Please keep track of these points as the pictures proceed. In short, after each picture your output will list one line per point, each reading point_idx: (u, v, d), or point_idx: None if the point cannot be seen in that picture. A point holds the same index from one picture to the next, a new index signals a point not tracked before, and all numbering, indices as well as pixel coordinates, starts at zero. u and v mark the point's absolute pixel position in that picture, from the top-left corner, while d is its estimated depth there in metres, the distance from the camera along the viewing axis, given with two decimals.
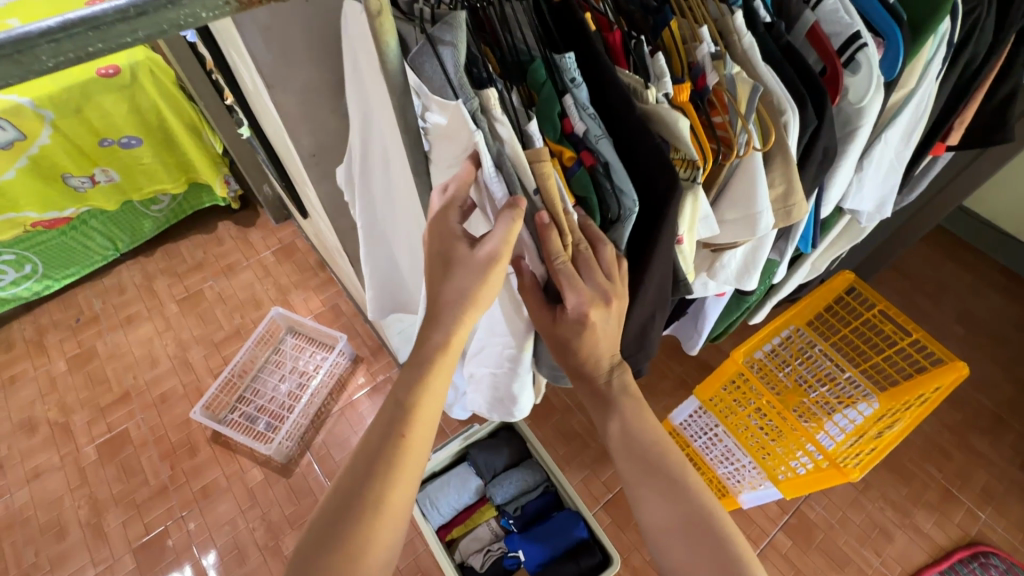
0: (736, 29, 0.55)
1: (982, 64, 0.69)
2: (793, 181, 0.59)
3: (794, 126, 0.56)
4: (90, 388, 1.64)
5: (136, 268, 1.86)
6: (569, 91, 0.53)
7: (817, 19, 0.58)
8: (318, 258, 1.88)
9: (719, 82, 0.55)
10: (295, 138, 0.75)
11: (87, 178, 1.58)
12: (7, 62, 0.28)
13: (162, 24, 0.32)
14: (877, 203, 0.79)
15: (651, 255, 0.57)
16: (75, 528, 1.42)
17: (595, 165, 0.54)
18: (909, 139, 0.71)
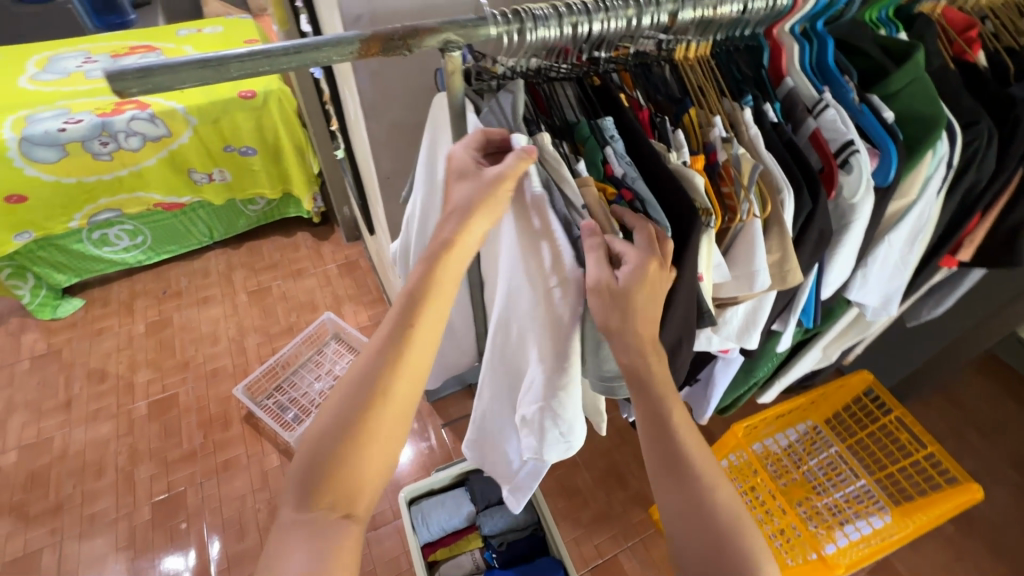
0: (745, 122, 0.65)
1: (984, 191, 0.77)
2: (788, 250, 0.65)
3: (790, 204, 0.62)
4: (158, 352, 1.85)
5: (222, 257, 2.12)
6: (609, 144, 0.61)
7: (818, 126, 0.66)
8: (375, 278, 2.07)
9: (728, 159, 0.62)
10: (377, 160, 0.92)
11: (207, 174, 1.88)
12: (210, 70, 0.40)
13: (309, 61, 0.43)
14: (883, 299, 0.84)
15: (679, 278, 0.60)
16: (112, 471, 1.57)
17: (633, 201, 0.60)
18: (913, 243, 0.77)
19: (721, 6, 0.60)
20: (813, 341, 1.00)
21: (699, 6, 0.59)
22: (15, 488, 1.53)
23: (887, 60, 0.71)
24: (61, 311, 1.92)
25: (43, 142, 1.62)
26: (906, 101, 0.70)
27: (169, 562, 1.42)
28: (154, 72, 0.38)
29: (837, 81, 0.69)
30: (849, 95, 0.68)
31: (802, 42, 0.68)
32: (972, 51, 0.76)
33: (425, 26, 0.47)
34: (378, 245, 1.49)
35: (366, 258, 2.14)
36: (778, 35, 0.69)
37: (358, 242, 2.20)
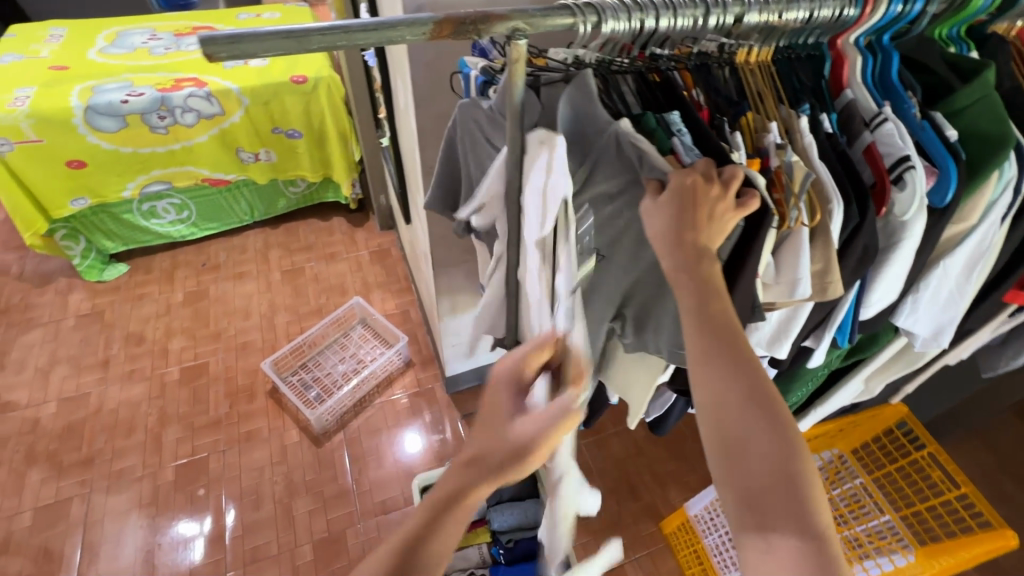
0: (801, 129, 0.63)
1: None
2: (832, 261, 0.63)
3: (839, 215, 0.61)
4: (193, 321, 1.91)
5: (261, 235, 2.19)
6: (676, 136, 0.60)
7: (874, 139, 0.65)
8: (405, 267, 2.10)
9: (780, 165, 0.60)
10: (422, 149, 0.93)
11: (253, 153, 1.93)
12: (292, 41, 0.41)
13: (384, 39, 0.44)
14: (934, 330, 0.80)
15: (743, 271, 0.61)
16: (141, 431, 1.63)
17: None
18: (971, 273, 0.74)
19: (787, 13, 0.59)
20: (856, 372, 0.98)
21: (764, 11, 0.59)
22: (52, 438, 1.61)
23: (954, 77, 0.70)
24: (107, 275, 2.01)
25: (107, 112, 1.70)
26: (971, 120, 0.67)
27: (187, 525, 1.46)
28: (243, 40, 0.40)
29: (898, 96, 0.67)
30: (909, 111, 0.67)
31: (864, 55, 0.68)
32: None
33: (495, 13, 0.47)
34: (413, 234, 1.51)
35: (397, 247, 2.18)
36: (841, 45, 0.69)
37: (391, 231, 2.24)
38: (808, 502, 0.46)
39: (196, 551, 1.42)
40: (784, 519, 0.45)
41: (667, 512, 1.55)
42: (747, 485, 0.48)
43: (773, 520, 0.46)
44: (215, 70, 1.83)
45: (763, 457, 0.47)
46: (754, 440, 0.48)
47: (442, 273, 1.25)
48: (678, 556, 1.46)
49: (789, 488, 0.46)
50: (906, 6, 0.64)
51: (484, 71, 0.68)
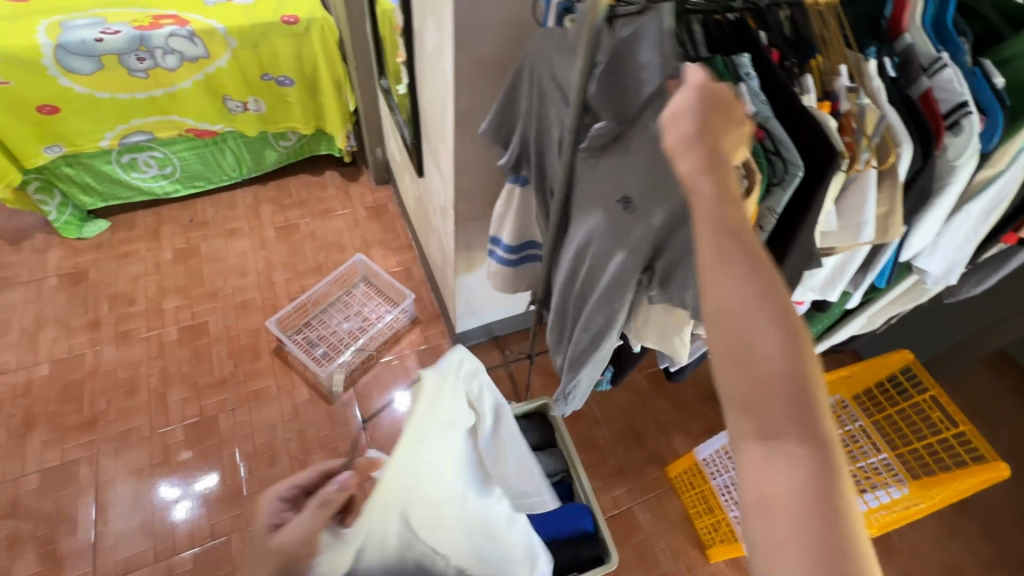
0: (869, 74, 0.63)
1: None
2: (897, 203, 0.65)
3: (907, 157, 0.61)
4: (186, 280, 1.84)
5: (250, 190, 2.09)
6: (743, 81, 0.59)
7: (932, 85, 0.65)
8: (404, 223, 2.05)
9: (850, 109, 0.61)
10: (458, 96, 0.89)
11: (241, 103, 1.81)
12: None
13: None
14: (947, 267, 0.79)
15: (802, 221, 0.61)
16: (144, 392, 1.59)
17: (764, 140, 0.58)
18: (988, 217, 0.73)
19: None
20: (865, 306, 1.01)
21: None
22: (50, 400, 1.56)
23: (1004, 26, 0.71)
24: (87, 232, 1.90)
25: (79, 52, 1.55)
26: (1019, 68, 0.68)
27: (164, 489, 1.45)
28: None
29: (952, 42, 0.67)
30: (963, 58, 0.67)
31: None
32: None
33: None
34: (423, 188, 1.46)
35: (394, 203, 2.12)
36: None
37: (386, 185, 2.17)
38: (817, 418, 0.40)
39: (181, 511, 1.42)
40: (784, 440, 0.39)
41: (671, 458, 1.63)
42: (749, 391, 0.41)
43: (775, 429, 0.40)
44: (196, 7, 1.69)
45: (769, 366, 0.41)
46: (761, 343, 0.41)
47: (462, 229, 1.21)
48: (682, 497, 1.55)
49: (799, 410, 0.40)
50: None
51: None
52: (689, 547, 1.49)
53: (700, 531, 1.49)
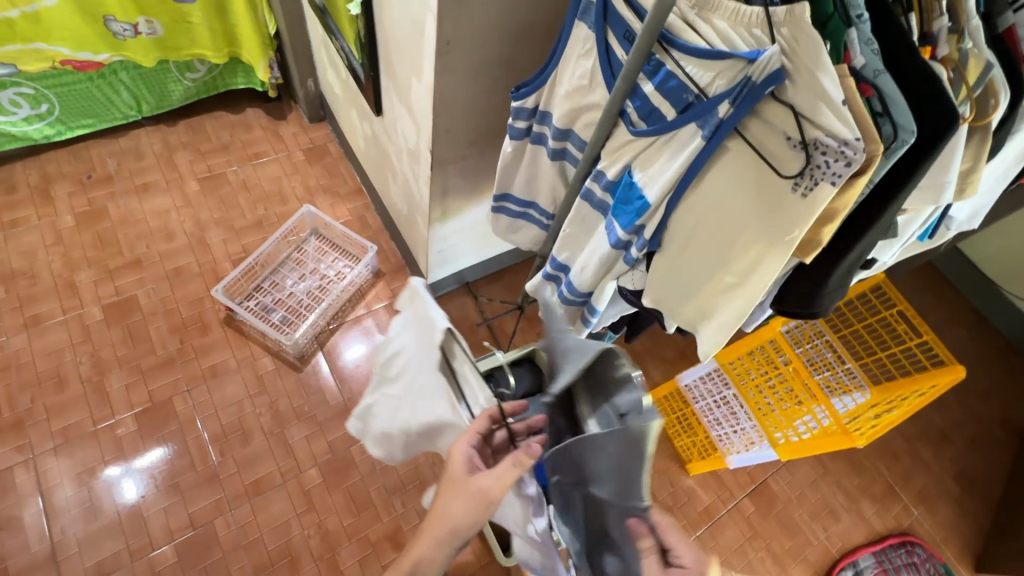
0: (968, 11, 0.63)
1: None
2: (980, 159, 0.67)
3: (1001, 108, 0.64)
4: (99, 249, 1.57)
5: (156, 135, 1.77)
6: (854, 25, 0.58)
7: (1015, 22, 0.66)
8: (350, 166, 1.83)
9: (949, 54, 0.63)
10: (441, 21, 0.76)
11: (130, 25, 1.48)
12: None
13: None
14: (971, 213, 0.86)
15: (907, 185, 0.62)
16: (76, 382, 1.39)
17: (872, 97, 0.58)
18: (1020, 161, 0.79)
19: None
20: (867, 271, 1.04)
21: None
22: None
23: None
24: None
25: None
26: None
27: (105, 471, 1.32)
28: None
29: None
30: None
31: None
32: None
33: None
34: (381, 128, 1.28)
35: (334, 143, 1.87)
36: None
37: (322, 123, 1.91)
38: None
39: (126, 491, 1.31)
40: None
41: (648, 385, 1.68)
42: None
43: None
44: None
45: None
46: None
47: (438, 176, 1.09)
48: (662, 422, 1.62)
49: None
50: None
51: None
52: (672, 465, 1.59)
53: (679, 449, 1.58)
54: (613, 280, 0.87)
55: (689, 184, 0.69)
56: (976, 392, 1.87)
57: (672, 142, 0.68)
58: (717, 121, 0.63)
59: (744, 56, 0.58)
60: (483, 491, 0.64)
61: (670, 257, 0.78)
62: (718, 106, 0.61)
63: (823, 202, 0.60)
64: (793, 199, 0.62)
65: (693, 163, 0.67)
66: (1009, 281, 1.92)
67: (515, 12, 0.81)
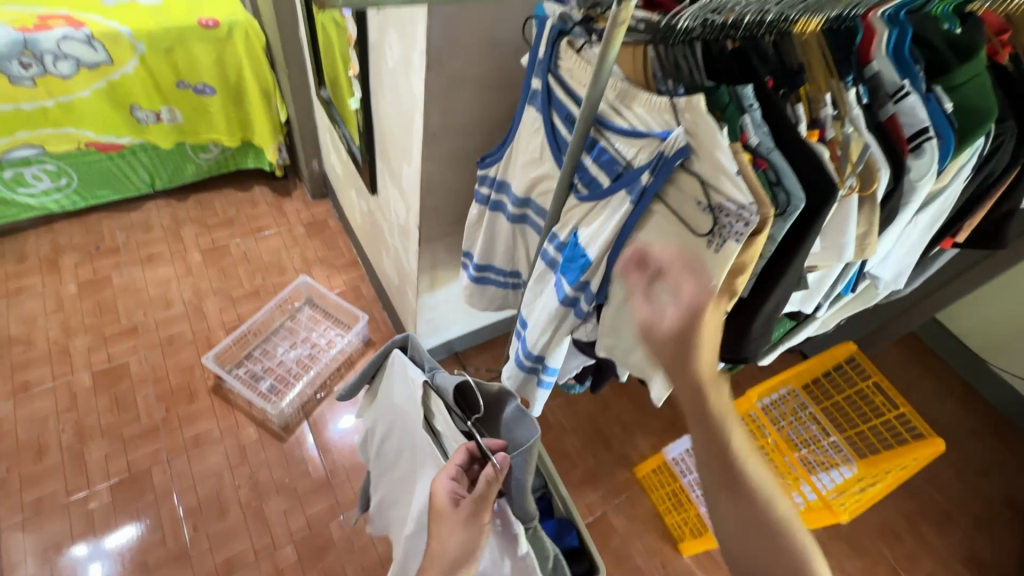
0: (850, 103, 0.66)
1: (998, 177, 0.82)
2: (875, 224, 0.69)
3: (884, 180, 0.67)
4: (97, 316, 1.62)
5: (166, 210, 1.88)
6: (747, 112, 0.62)
7: (897, 111, 0.69)
8: (347, 239, 1.92)
9: (836, 136, 0.66)
10: (427, 115, 0.86)
11: (153, 113, 1.63)
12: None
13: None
14: (896, 272, 0.90)
15: (803, 246, 0.66)
16: (55, 451, 1.38)
17: (766, 170, 0.62)
18: (931, 227, 0.82)
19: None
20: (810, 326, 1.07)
21: None
22: None
23: (950, 54, 0.73)
24: None
25: None
26: (966, 94, 0.71)
27: (72, 548, 1.27)
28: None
29: (911, 71, 0.69)
30: (921, 86, 0.70)
31: (891, 28, 0.69)
32: (1003, 54, 0.79)
33: None
34: (376, 205, 1.37)
35: (334, 218, 1.98)
36: (872, 18, 0.70)
37: (324, 200, 2.03)
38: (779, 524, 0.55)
39: (88, 573, 1.24)
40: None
41: (638, 458, 1.66)
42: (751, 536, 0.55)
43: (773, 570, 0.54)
44: (93, 6, 1.50)
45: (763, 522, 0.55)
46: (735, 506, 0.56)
47: (426, 249, 1.16)
48: (652, 496, 1.58)
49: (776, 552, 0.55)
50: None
51: (559, 18, 0.68)
52: (663, 545, 1.52)
53: (670, 526, 1.53)
54: (569, 335, 0.86)
55: (623, 245, 0.70)
56: (975, 468, 1.83)
57: (608, 207, 0.70)
58: (641, 188, 0.65)
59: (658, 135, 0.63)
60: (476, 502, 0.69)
61: (613, 312, 0.78)
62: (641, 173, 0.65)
63: (733, 256, 0.63)
64: (707, 255, 0.65)
65: (624, 225, 0.68)
66: (994, 354, 1.95)
67: (496, 106, 0.91)
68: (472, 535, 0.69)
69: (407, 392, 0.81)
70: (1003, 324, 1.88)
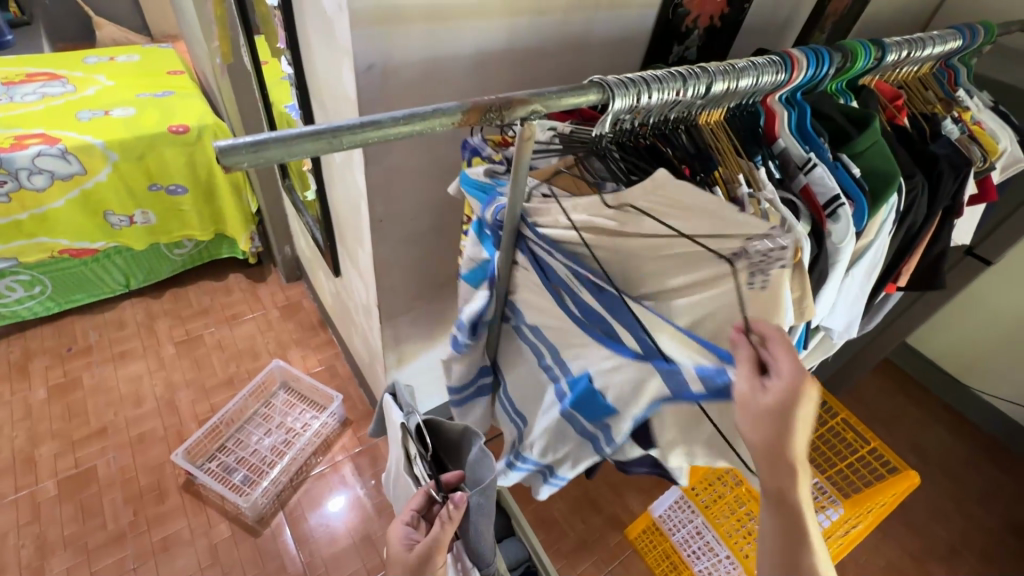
0: (761, 181, 0.67)
1: (919, 229, 0.87)
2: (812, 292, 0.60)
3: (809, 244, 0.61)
4: (66, 420, 1.59)
5: (140, 306, 1.90)
6: None
7: (808, 181, 0.73)
8: (322, 318, 1.95)
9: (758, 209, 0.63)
10: (372, 204, 0.91)
11: (126, 216, 1.70)
12: (323, 141, 0.42)
13: (341, 145, 0.43)
14: (846, 323, 0.92)
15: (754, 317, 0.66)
16: (13, 570, 1.31)
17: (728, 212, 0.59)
18: (869, 276, 0.85)
19: (762, 77, 0.70)
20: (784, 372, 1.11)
21: (726, 80, 0.66)
22: None
23: (849, 125, 0.80)
24: None
25: None
26: (869, 159, 0.77)
27: None
28: (293, 140, 0.41)
29: (815, 143, 0.75)
30: (827, 156, 0.74)
31: (788, 109, 0.77)
32: (901, 116, 0.87)
33: (515, 98, 0.50)
34: (341, 286, 1.41)
35: (308, 299, 2.01)
36: (770, 102, 0.77)
37: (298, 281, 2.07)
38: None
39: None
40: None
41: (628, 518, 1.61)
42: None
43: None
44: (69, 124, 1.60)
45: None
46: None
47: (388, 325, 1.18)
48: (646, 558, 1.52)
49: None
50: (815, 71, 0.76)
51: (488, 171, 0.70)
52: None
53: None
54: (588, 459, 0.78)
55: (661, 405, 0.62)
56: (973, 496, 1.79)
57: (633, 373, 0.61)
58: (683, 383, 0.56)
59: (715, 353, 0.56)
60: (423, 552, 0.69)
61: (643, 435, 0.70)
62: (684, 369, 0.56)
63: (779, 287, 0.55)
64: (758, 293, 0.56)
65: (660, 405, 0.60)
66: (973, 377, 1.96)
67: (437, 187, 0.98)
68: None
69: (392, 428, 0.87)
70: (973, 344, 1.92)
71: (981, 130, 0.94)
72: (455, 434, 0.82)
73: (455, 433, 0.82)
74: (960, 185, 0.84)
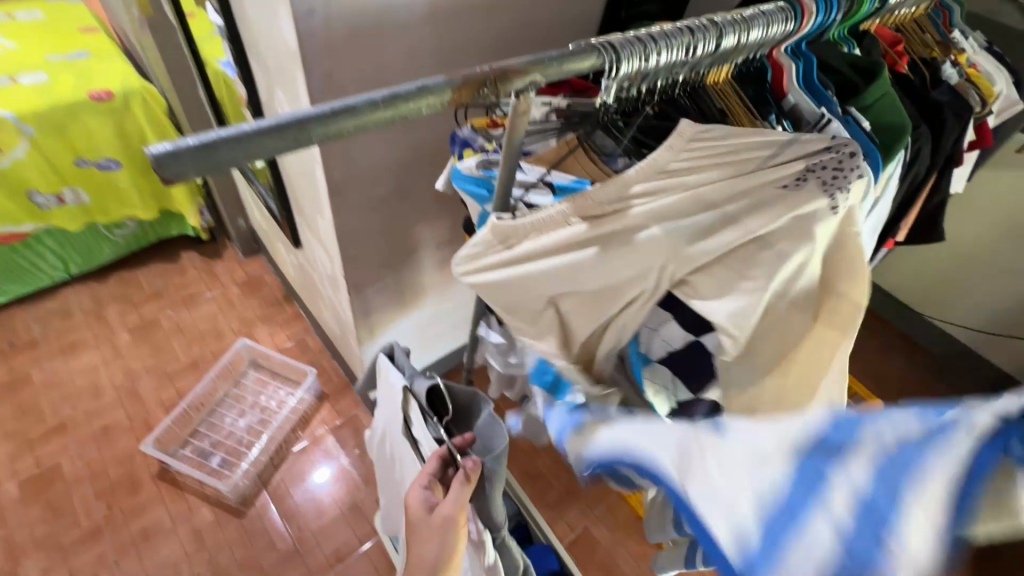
0: None
1: (921, 183, 0.85)
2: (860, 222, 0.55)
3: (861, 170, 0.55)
4: (19, 419, 1.50)
5: (85, 293, 1.77)
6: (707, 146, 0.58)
7: None
8: (286, 293, 1.86)
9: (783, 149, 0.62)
10: (329, 168, 0.84)
11: (54, 196, 1.56)
12: (288, 136, 0.36)
13: (313, 137, 0.37)
14: None
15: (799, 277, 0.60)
16: None
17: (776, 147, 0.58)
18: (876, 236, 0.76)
19: (772, 26, 0.62)
20: None
21: (736, 32, 0.59)
22: None
23: (856, 77, 0.72)
24: None
25: None
26: (879, 112, 0.70)
27: None
28: (250, 138, 0.35)
29: (825, 97, 0.66)
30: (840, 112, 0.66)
31: (796, 60, 0.67)
32: (902, 63, 0.83)
33: (511, 67, 0.45)
34: (304, 258, 1.34)
35: (270, 273, 1.92)
36: (777, 54, 0.67)
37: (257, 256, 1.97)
38: None
39: None
40: None
41: None
42: None
43: None
44: None
45: None
46: None
47: (358, 297, 1.13)
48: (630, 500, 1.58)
49: None
50: (826, 17, 0.68)
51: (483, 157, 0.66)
52: (649, 548, 1.51)
53: None
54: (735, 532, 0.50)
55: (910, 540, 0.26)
56: None
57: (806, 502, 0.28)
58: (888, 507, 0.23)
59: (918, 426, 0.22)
60: (445, 514, 0.66)
61: None
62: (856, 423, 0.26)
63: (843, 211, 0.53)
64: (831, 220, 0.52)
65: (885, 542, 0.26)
66: None
67: (398, 146, 0.91)
68: (449, 543, 0.67)
69: (392, 396, 0.83)
70: None
71: (979, 73, 0.93)
72: (463, 400, 0.81)
73: (465, 397, 0.81)
74: (962, 132, 0.84)
